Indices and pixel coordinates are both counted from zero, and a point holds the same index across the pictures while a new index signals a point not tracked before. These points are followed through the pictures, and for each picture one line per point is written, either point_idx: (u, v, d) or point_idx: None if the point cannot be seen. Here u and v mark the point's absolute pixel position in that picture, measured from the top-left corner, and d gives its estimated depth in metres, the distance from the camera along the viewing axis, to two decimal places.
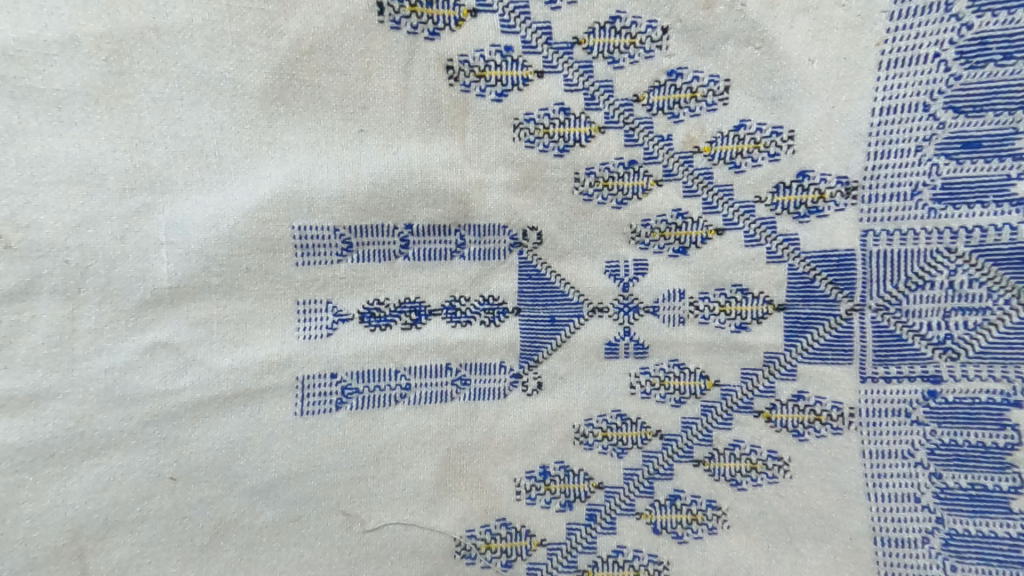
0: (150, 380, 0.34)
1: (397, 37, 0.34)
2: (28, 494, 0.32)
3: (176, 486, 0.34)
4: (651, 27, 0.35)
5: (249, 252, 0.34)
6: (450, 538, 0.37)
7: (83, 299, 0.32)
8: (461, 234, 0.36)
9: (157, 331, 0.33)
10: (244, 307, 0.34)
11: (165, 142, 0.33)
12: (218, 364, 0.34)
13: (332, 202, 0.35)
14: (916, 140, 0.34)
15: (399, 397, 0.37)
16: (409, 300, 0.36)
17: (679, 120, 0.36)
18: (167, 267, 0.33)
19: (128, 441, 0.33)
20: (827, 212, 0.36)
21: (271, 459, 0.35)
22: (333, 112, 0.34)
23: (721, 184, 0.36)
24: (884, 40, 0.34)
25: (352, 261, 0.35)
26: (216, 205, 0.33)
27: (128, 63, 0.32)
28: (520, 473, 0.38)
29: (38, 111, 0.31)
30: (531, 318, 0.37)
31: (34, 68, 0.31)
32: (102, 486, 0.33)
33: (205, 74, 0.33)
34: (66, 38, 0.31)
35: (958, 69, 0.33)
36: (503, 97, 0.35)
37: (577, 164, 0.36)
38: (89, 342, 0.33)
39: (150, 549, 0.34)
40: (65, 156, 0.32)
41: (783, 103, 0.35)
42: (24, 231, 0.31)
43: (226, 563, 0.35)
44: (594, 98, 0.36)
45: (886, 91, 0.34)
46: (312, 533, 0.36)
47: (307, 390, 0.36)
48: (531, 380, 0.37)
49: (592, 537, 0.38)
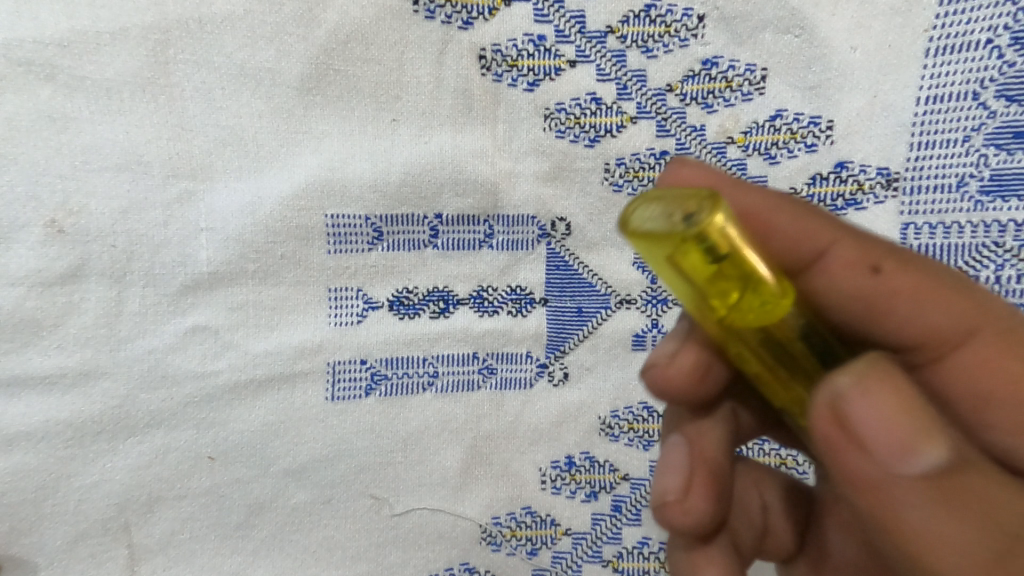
0: (190, 362, 0.35)
1: (431, 26, 0.34)
2: (79, 467, 0.34)
3: (213, 466, 0.36)
4: (687, 15, 0.34)
5: (284, 240, 0.35)
6: (476, 524, 0.38)
7: (129, 282, 0.34)
8: (490, 224, 0.36)
9: (198, 315, 0.35)
10: (279, 293, 0.35)
11: (207, 131, 0.33)
12: (254, 348, 0.35)
13: (364, 191, 0.35)
14: (963, 130, 0.34)
15: (426, 384, 0.37)
16: (437, 289, 0.37)
17: (713, 110, 0.35)
18: (207, 253, 0.34)
19: (169, 421, 0.35)
20: (866, 204, 0.35)
21: (303, 442, 0.36)
22: (366, 102, 0.34)
23: (755, 176, 0.35)
24: (933, 26, 0.33)
25: (383, 249, 0.36)
26: (253, 193, 0.34)
27: (172, 53, 0.33)
28: (545, 463, 0.38)
29: (90, 100, 0.32)
30: (558, 308, 0.37)
31: (87, 58, 0.32)
32: (145, 463, 0.35)
33: (245, 64, 0.33)
34: (117, 30, 0.32)
35: (1013, 56, 0.32)
36: (534, 87, 0.35)
37: (607, 155, 0.36)
38: (133, 324, 0.34)
39: (189, 525, 0.36)
40: (113, 145, 0.33)
41: (822, 93, 0.34)
42: (76, 216, 0.33)
43: (260, 541, 0.36)
44: (627, 88, 0.35)
45: (934, 78, 0.33)
46: (343, 515, 0.37)
47: (338, 375, 0.36)
48: (557, 370, 0.38)
49: (617, 528, 0.38)
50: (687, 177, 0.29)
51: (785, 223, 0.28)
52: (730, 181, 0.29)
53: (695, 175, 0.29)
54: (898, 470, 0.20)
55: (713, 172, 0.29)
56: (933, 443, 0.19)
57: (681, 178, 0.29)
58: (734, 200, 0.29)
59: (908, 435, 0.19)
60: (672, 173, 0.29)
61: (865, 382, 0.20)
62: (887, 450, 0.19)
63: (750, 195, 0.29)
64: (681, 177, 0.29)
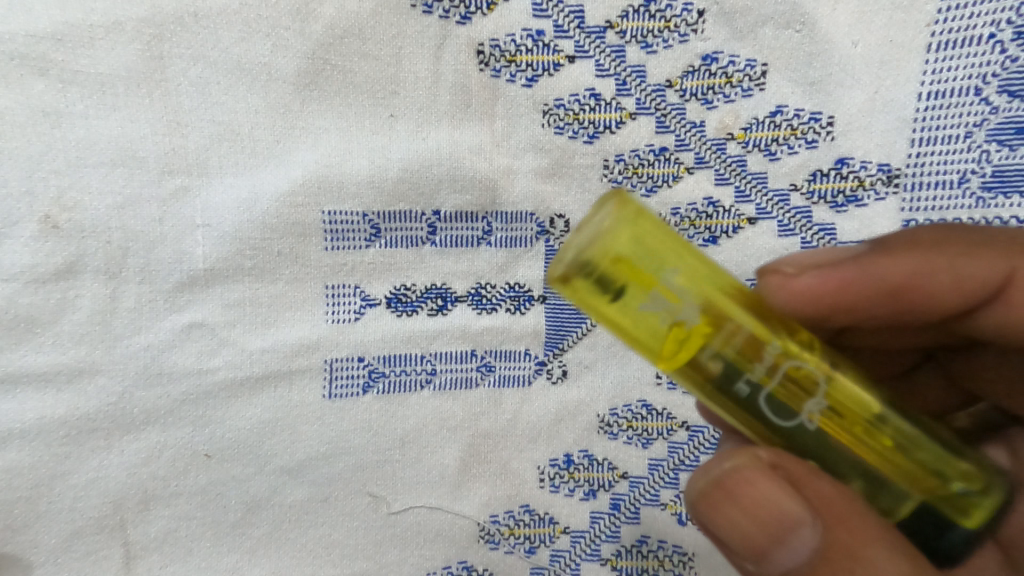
0: (186, 360, 0.35)
1: (429, 21, 0.34)
2: (74, 465, 0.34)
3: (209, 464, 0.35)
4: (687, 10, 0.34)
5: (281, 236, 0.35)
6: (474, 522, 0.38)
7: (124, 279, 0.34)
8: (488, 221, 0.36)
9: (193, 312, 0.34)
10: (276, 290, 0.35)
11: (203, 126, 0.33)
12: (251, 346, 0.35)
13: (361, 187, 0.35)
14: (965, 126, 0.33)
15: (424, 381, 0.37)
16: (435, 286, 0.36)
17: (713, 106, 0.35)
18: (203, 249, 0.34)
19: (165, 418, 0.35)
20: (866, 201, 0.35)
21: (299, 440, 0.36)
22: (363, 97, 0.34)
23: (754, 172, 0.35)
24: (935, 21, 0.33)
25: (380, 246, 0.36)
26: (250, 189, 0.34)
27: (168, 47, 0.32)
28: (544, 461, 0.38)
29: (84, 95, 0.32)
30: (557, 306, 0.37)
31: (81, 52, 0.32)
32: (141, 461, 0.35)
33: (241, 59, 0.33)
34: (111, 23, 0.32)
35: (1015, 51, 0.32)
36: (533, 83, 0.35)
37: (606, 151, 0.36)
38: (129, 321, 0.34)
39: (185, 524, 0.36)
40: (108, 139, 0.33)
41: (823, 89, 0.34)
42: (70, 212, 0.33)
43: (256, 540, 0.36)
44: (626, 83, 0.35)
45: (935, 74, 0.33)
46: (340, 513, 0.37)
47: (335, 373, 0.36)
48: (556, 368, 0.37)
49: (616, 527, 0.38)
50: (800, 286, 0.28)
51: (909, 284, 0.28)
52: (834, 263, 0.28)
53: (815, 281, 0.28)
54: (757, 565, 0.24)
55: (828, 268, 0.28)
56: (778, 543, 0.23)
57: (795, 291, 0.28)
58: (848, 281, 0.28)
59: (755, 537, 0.23)
60: (780, 289, 0.28)
61: (713, 496, 0.24)
62: (742, 550, 0.24)
63: (864, 270, 0.28)
64: (795, 290, 0.28)
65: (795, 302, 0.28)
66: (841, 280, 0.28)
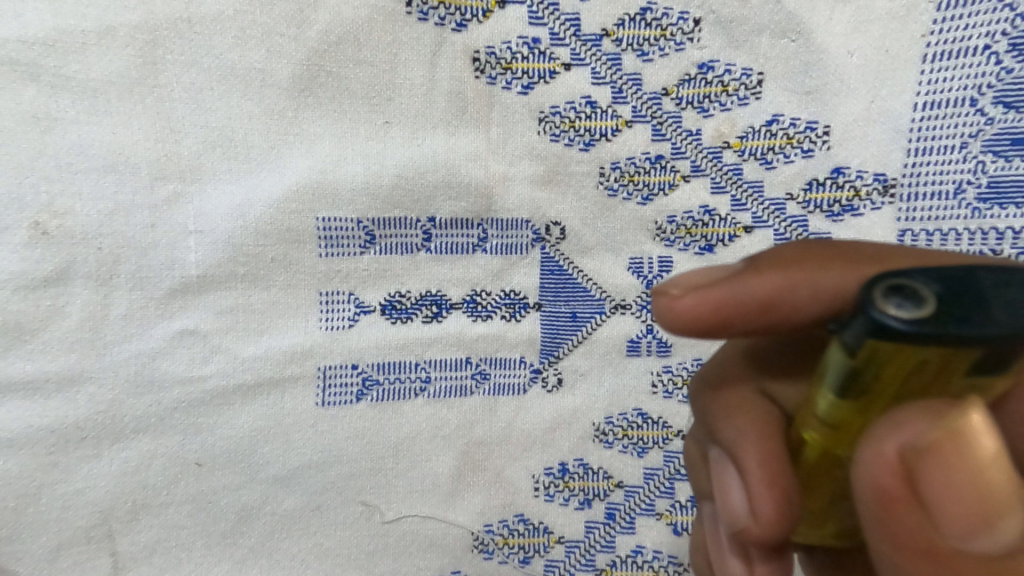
0: (177, 367, 0.34)
1: (425, 28, 0.33)
2: (62, 474, 0.34)
3: (200, 472, 0.35)
4: (683, 19, 0.34)
5: (275, 242, 0.34)
6: (468, 531, 0.38)
7: (115, 285, 0.33)
8: (484, 227, 0.36)
9: (185, 319, 0.34)
10: (269, 298, 0.35)
11: (196, 132, 0.33)
12: (243, 353, 0.35)
13: (356, 194, 0.35)
14: (961, 136, 0.34)
15: (419, 389, 0.37)
16: (430, 292, 0.36)
17: (709, 114, 0.35)
18: (195, 256, 0.34)
19: (156, 426, 0.34)
20: (862, 209, 0.35)
21: (293, 448, 0.36)
22: (358, 104, 0.34)
23: (750, 181, 0.35)
24: (930, 32, 0.33)
25: (374, 253, 0.35)
26: (244, 196, 0.34)
27: (161, 53, 0.32)
28: (538, 470, 0.38)
29: (75, 100, 0.32)
30: (552, 313, 0.37)
31: (72, 57, 0.31)
32: (131, 469, 0.34)
33: (235, 64, 0.32)
34: (103, 29, 0.31)
35: (1010, 62, 0.32)
36: (529, 90, 0.35)
37: (602, 158, 0.35)
38: (119, 328, 0.34)
39: (175, 533, 0.35)
40: (99, 145, 0.32)
41: (818, 97, 0.34)
42: (61, 218, 0.32)
43: (247, 549, 0.36)
44: (622, 91, 0.35)
45: (930, 84, 0.33)
46: (333, 522, 0.36)
47: (328, 380, 0.36)
48: (552, 375, 0.37)
49: (611, 536, 0.38)
50: (686, 308, 0.28)
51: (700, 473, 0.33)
52: (713, 283, 0.28)
53: (694, 305, 0.28)
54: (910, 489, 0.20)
55: (706, 288, 0.28)
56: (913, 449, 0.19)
57: (680, 315, 0.28)
58: (730, 303, 0.28)
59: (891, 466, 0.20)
60: (668, 312, 0.28)
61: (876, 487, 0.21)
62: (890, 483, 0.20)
63: (742, 289, 0.28)
64: (681, 314, 0.28)
65: (681, 326, 0.28)
66: (720, 300, 0.28)
